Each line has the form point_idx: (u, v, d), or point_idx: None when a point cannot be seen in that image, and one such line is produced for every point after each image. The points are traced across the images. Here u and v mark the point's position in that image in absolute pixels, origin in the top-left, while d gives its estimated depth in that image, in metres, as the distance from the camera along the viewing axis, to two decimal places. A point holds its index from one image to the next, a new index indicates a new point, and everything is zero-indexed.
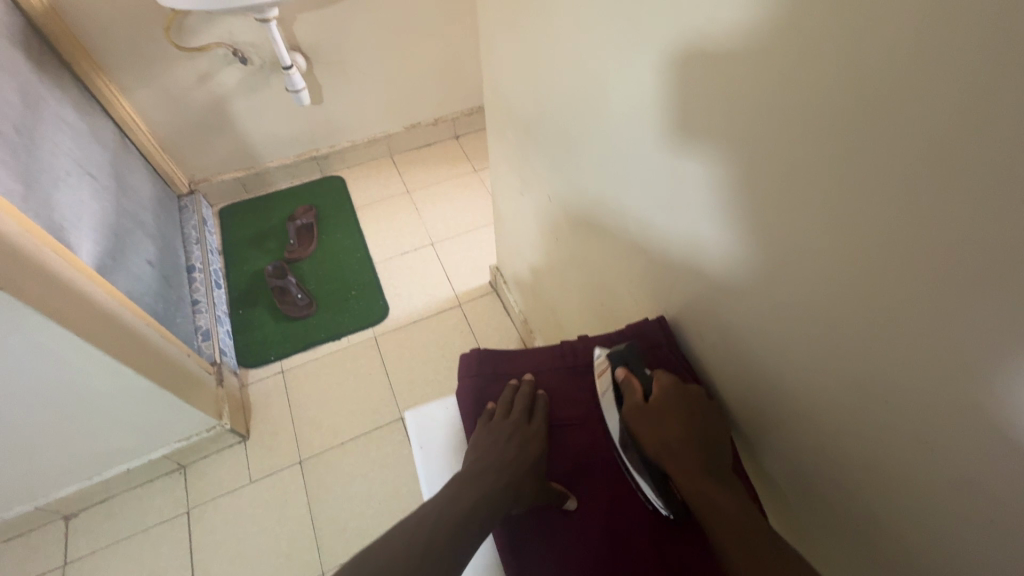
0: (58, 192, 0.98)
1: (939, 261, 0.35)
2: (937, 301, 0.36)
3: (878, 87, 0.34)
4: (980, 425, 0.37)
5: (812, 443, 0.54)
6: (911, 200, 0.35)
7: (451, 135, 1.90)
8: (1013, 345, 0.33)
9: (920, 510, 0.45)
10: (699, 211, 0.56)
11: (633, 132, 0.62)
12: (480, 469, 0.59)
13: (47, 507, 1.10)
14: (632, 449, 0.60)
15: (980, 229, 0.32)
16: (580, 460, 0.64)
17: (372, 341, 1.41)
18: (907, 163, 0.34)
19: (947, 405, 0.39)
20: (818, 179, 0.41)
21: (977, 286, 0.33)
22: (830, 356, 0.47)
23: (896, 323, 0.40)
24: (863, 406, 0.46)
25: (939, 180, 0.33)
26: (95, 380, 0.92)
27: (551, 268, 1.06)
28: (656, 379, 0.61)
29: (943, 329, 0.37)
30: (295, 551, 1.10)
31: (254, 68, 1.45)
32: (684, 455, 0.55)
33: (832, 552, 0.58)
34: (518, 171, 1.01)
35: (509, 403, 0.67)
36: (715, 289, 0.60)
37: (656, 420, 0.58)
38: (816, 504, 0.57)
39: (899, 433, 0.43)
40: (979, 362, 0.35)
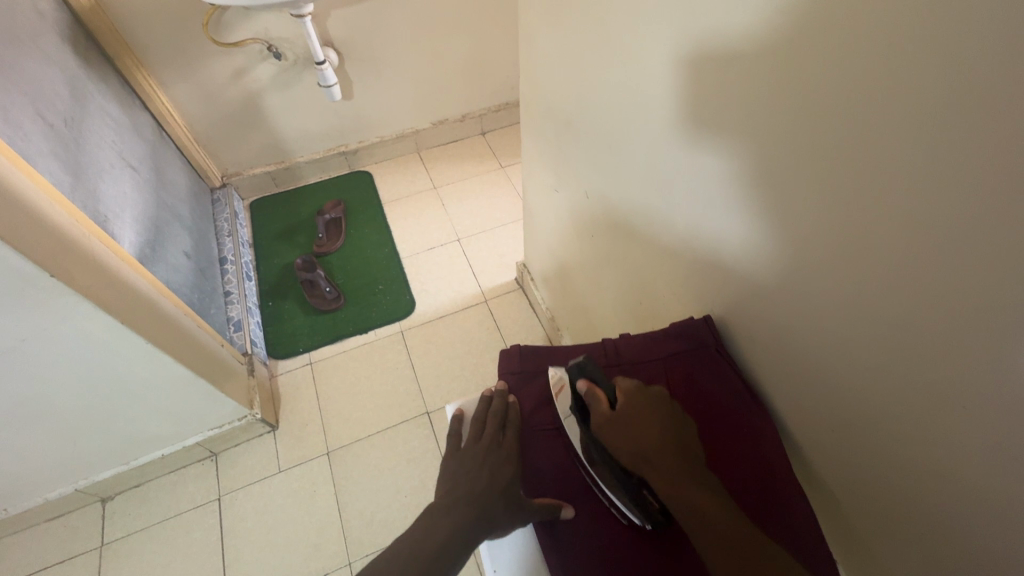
0: (102, 183, 1.01)
1: (1004, 266, 0.33)
2: (1005, 307, 0.34)
3: (941, 85, 0.33)
4: None
5: (864, 450, 0.52)
6: (974, 201, 0.34)
7: (478, 132, 1.90)
8: None
9: (985, 515, 0.43)
10: (743, 211, 0.55)
11: (673, 129, 0.60)
12: (453, 500, 0.57)
13: (87, 489, 1.13)
14: (600, 463, 0.59)
15: None
16: (559, 475, 0.63)
17: (399, 335, 1.42)
18: (970, 163, 0.33)
19: (1013, 413, 0.37)
20: (874, 181, 0.40)
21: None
22: (883, 364, 0.45)
23: (959, 327, 0.38)
24: (926, 411, 0.43)
25: (1004, 180, 0.31)
26: (135, 367, 0.94)
27: (582, 265, 1.05)
28: (618, 388, 0.61)
29: (1011, 337, 0.35)
30: (323, 541, 1.12)
31: (288, 63, 1.47)
32: (659, 462, 0.54)
33: (894, 553, 0.56)
34: (554, 168, 1.01)
35: (482, 421, 0.66)
36: (757, 292, 0.58)
37: (626, 425, 0.57)
38: (872, 504, 0.55)
39: (971, 440, 0.41)
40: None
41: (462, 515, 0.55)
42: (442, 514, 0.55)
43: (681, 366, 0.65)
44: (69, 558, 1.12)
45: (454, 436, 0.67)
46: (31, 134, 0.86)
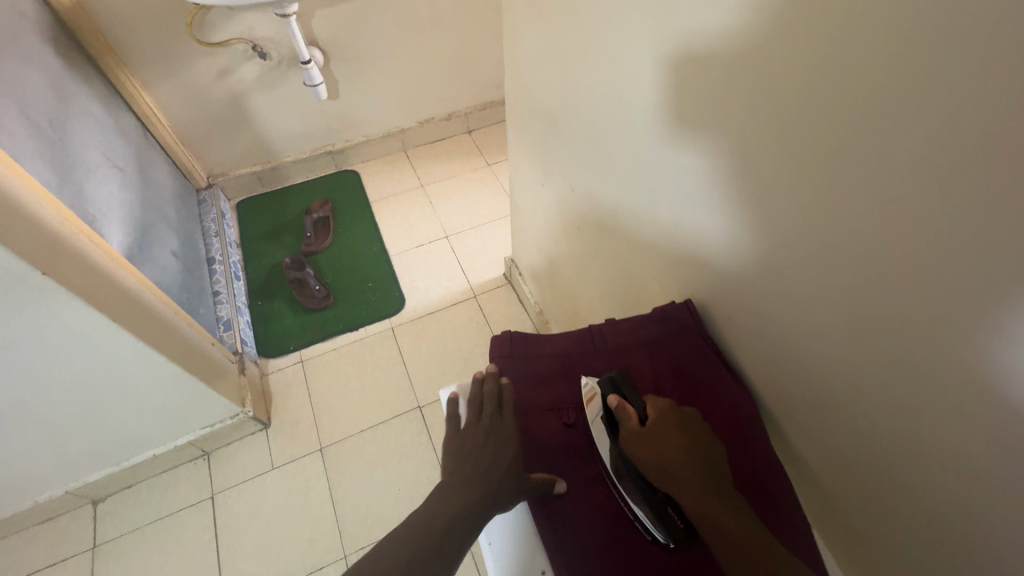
0: (89, 184, 1.01)
1: (950, 239, 0.37)
2: (951, 276, 0.38)
3: (895, 74, 0.36)
4: (992, 394, 0.39)
5: (836, 420, 0.55)
6: (924, 179, 0.37)
7: (464, 130, 1.92)
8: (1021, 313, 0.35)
9: (940, 475, 0.46)
10: (721, 197, 0.58)
11: (655, 122, 0.63)
12: (459, 479, 0.59)
13: (77, 491, 1.13)
14: (627, 478, 0.59)
15: (987, 206, 0.34)
16: (553, 451, 0.65)
17: (389, 332, 1.43)
18: (922, 145, 0.36)
19: (964, 376, 0.40)
20: (846, 163, 0.42)
21: (1002, 262, 0.34)
22: (852, 335, 0.49)
23: (914, 299, 0.41)
24: (889, 377, 0.46)
25: (951, 160, 0.35)
26: (127, 365, 0.94)
27: (569, 258, 1.08)
28: (650, 404, 0.60)
29: (960, 304, 0.38)
30: (318, 535, 1.13)
31: (273, 63, 1.47)
32: (686, 482, 0.54)
33: (861, 521, 0.59)
34: (539, 164, 1.03)
35: (479, 402, 0.67)
36: (734, 274, 0.61)
37: (656, 443, 0.56)
38: (843, 474, 0.58)
39: (928, 403, 0.44)
40: (1007, 339, 0.36)
41: (470, 494, 0.57)
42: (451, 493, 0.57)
43: (667, 351, 0.68)
44: (61, 560, 1.11)
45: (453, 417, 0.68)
46: (16, 135, 0.86)
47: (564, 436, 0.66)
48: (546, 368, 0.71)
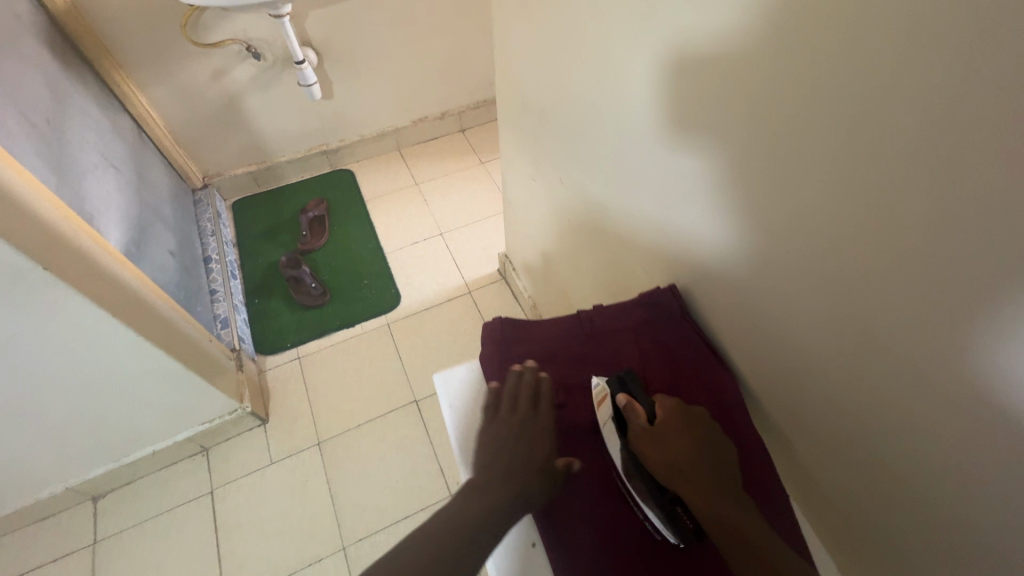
0: (87, 183, 1.03)
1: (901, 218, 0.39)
2: (904, 253, 0.40)
3: (851, 63, 0.38)
4: (945, 363, 0.41)
5: (811, 396, 0.57)
6: (877, 162, 0.39)
7: (457, 129, 1.94)
8: (968, 285, 0.37)
9: (902, 442, 0.48)
10: (699, 184, 0.60)
11: (639, 113, 0.65)
12: (492, 476, 0.56)
13: (77, 487, 1.14)
14: (637, 478, 0.58)
15: (932, 185, 0.36)
16: None
17: (385, 328, 1.45)
18: (875, 129, 0.38)
19: (921, 348, 0.42)
20: (811, 149, 0.44)
21: (947, 238, 0.37)
22: (820, 311, 0.51)
23: (872, 275, 0.44)
24: (856, 350, 0.49)
25: (902, 143, 0.37)
26: (126, 361, 0.96)
27: (560, 250, 1.10)
28: (659, 403, 0.60)
29: (913, 279, 0.41)
30: (316, 528, 1.15)
31: (267, 64, 1.49)
32: (695, 482, 0.54)
33: (833, 491, 0.62)
34: (530, 159, 1.05)
35: (515, 395, 0.64)
36: (713, 258, 0.63)
37: (665, 442, 0.57)
38: (819, 445, 0.60)
39: (891, 376, 0.46)
40: (951, 309, 0.39)
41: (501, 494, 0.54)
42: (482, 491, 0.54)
43: (652, 331, 0.69)
44: (62, 556, 1.13)
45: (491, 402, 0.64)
46: (15, 134, 0.88)
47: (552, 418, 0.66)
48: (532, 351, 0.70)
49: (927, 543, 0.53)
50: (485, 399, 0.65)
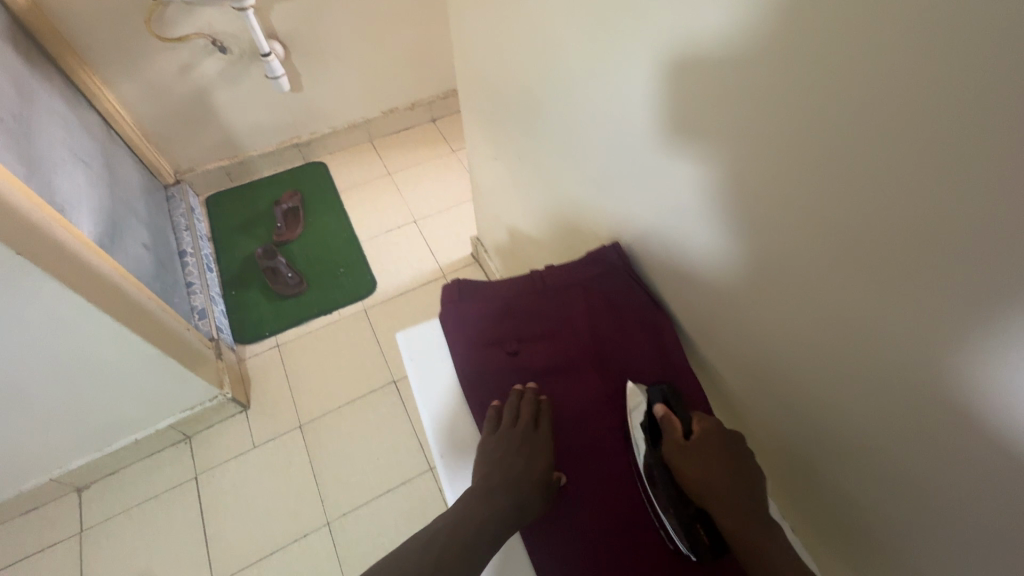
0: (57, 177, 1.04)
1: (789, 159, 0.45)
2: (791, 191, 0.46)
3: (742, 21, 0.43)
4: (825, 286, 0.47)
5: (733, 331, 0.63)
6: (768, 109, 0.45)
7: (429, 119, 1.97)
8: (839, 214, 0.43)
9: (803, 360, 0.55)
10: (635, 144, 0.65)
11: (583, 83, 0.70)
12: (490, 485, 0.60)
13: (61, 478, 1.16)
14: (660, 488, 0.60)
15: (810, 126, 0.42)
16: (499, 382, 0.71)
17: (362, 314, 1.48)
18: (763, 80, 0.44)
19: (811, 275, 0.48)
20: (718, 103, 0.49)
21: (821, 173, 0.43)
22: (733, 249, 0.57)
23: (771, 213, 0.49)
24: (762, 280, 0.55)
25: (785, 91, 0.42)
26: (105, 348, 0.98)
27: (525, 226, 1.14)
28: (697, 419, 0.61)
29: (801, 213, 0.46)
30: (301, 506, 1.18)
31: (234, 57, 1.50)
32: (729, 503, 0.55)
33: (758, 421, 0.68)
34: (492, 139, 1.10)
35: (515, 413, 0.67)
36: (648, 214, 0.69)
37: (698, 460, 0.57)
38: (745, 377, 0.66)
39: (792, 302, 0.52)
40: (828, 233, 0.45)
41: (499, 501, 0.59)
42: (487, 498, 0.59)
43: (601, 289, 0.72)
44: (49, 546, 1.15)
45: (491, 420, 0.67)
46: None
47: (506, 366, 0.72)
48: (490, 310, 0.74)
49: (844, 463, 0.57)
50: (486, 417, 0.68)
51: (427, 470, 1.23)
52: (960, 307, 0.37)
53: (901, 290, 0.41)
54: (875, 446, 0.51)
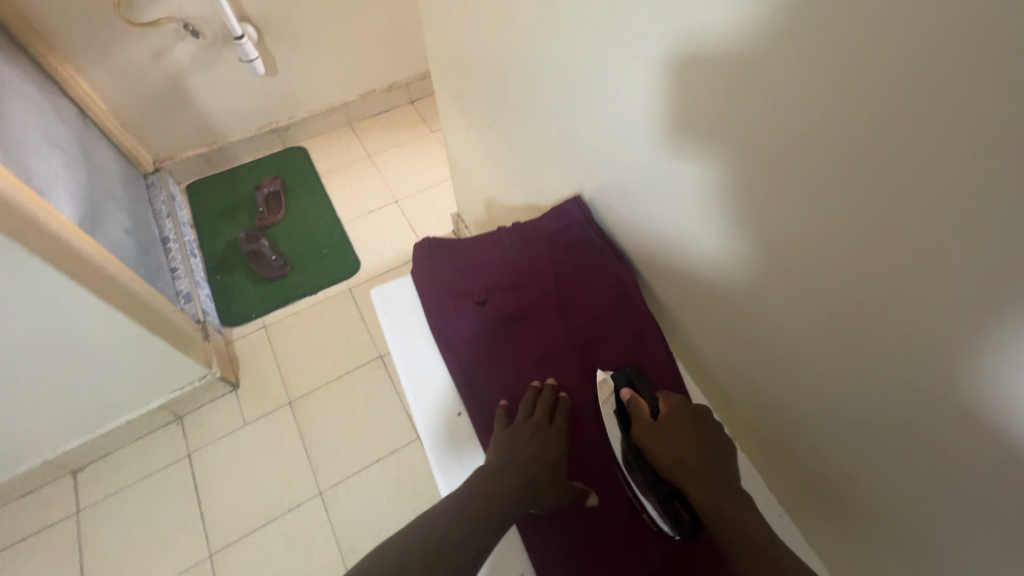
0: (33, 162, 1.05)
1: (733, 98, 0.48)
2: (736, 128, 0.50)
3: None
4: (768, 215, 0.52)
5: (685, 267, 0.69)
6: (710, 51, 0.48)
7: (407, 101, 1.98)
8: (776, 145, 0.47)
9: (743, 285, 0.60)
10: (596, 99, 0.68)
11: (545, 43, 0.73)
12: (499, 465, 0.61)
13: (55, 460, 1.18)
14: (637, 470, 0.64)
15: (748, 62, 0.45)
16: (470, 331, 0.74)
17: (347, 293, 1.51)
18: (704, 23, 0.47)
19: (755, 208, 0.52)
20: (668, 49, 0.53)
21: (760, 108, 0.46)
22: (688, 189, 0.60)
23: (720, 152, 0.53)
24: (711, 214, 0.59)
25: (723, 31, 0.46)
26: (93, 330, 1.00)
27: (500, 196, 1.17)
28: (662, 399, 0.65)
29: (746, 149, 0.50)
30: (294, 478, 1.21)
31: (207, 42, 1.50)
32: (698, 478, 0.58)
33: (710, 352, 0.74)
34: (464, 111, 1.12)
35: (531, 405, 0.68)
36: (612, 167, 0.73)
37: (666, 436, 0.61)
38: (696, 311, 0.72)
39: (738, 232, 0.57)
40: (768, 164, 0.48)
41: (504, 480, 0.60)
42: (495, 475, 0.60)
43: (563, 238, 0.76)
44: (47, 526, 1.18)
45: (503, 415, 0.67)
46: None
47: (473, 314, 0.74)
48: (459, 265, 0.78)
49: (786, 386, 0.62)
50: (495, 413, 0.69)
51: (415, 439, 1.27)
52: (877, 216, 0.41)
53: (829, 212, 0.45)
54: (802, 356, 0.57)
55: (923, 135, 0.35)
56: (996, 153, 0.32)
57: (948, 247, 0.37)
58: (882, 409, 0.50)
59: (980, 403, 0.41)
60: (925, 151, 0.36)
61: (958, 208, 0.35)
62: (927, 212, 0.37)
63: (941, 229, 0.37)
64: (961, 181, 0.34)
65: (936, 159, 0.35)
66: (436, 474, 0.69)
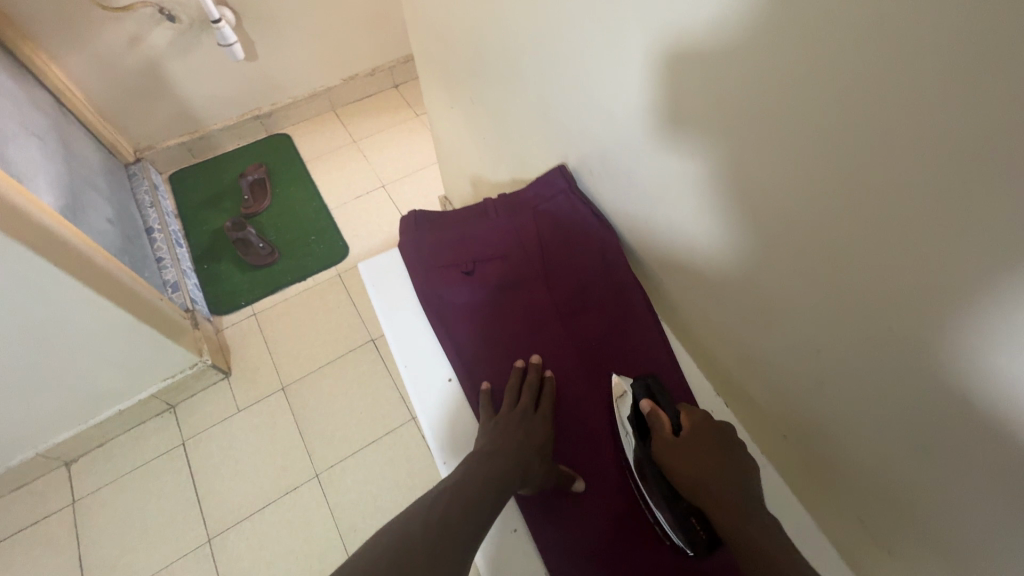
0: (10, 150, 1.04)
1: (708, 60, 0.49)
2: (711, 89, 0.51)
3: None
4: (744, 177, 0.53)
5: (666, 227, 0.70)
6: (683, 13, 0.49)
7: (391, 85, 1.97)
8: (751, 104, 0.48)
9: (722, 243, 0.61)
10: (573, 67, 0.69)
11: (522, 13, 0.73)
12: (488, 450, 0.61)
13: (48, 452, 1.18)
14: (653, 485, 0.60)
15: (721, 21, 0.46)
16: (460, 299, 0.75)
17: (336, 279, 1.50)
18: None
19: (732, 169, 0.54)
20: (644, 13, 0.53)
21: (733, 68, 0.47)
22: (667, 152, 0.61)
23: (696, 115, 0.54)
24: (689, 175, 0.60)
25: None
26: (80, 318, 0.99)
27: (485, 175, 1.17)
28: (686, 415, 0.61)
29: (723, 112, 0.51)
30: (290, 462, 1.22)
31: (184, 26, 1.47)
32: (724, 500, 0.53)
33: (693, 314, 0.75)
34: (446, 89, 1.12)
35: (517, 392, 0.68)
36: (592, 135, 0.73)
37: (688, 454, 0.57)
38: (678, 273, 0.73)
39: (716, 194, 0.58)
40: (744, 124, 0.49)
41: (496, 465, 0.59)
42: (485, 461, 0.59)
43: (548, 209, 0.76)
44: (43, 518, 1.18)
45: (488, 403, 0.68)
46: None
47: (461, 284, 0.75)
48: (446, 236, 0.78)
49: (776, 352, 0.62)
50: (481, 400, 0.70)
51: (410, 419, 1.28)
52: (847, 167, 0.42)
53: (801, 167, 0.46)
54: (778, 308, 0.58)
55: (890, 82, 0.36)
56: (959, 94, 0.33)
57: (917, 193, 0.38)
58: (867, 369, 0.50)
59: (956, 352, 0.42)
60: (892, 99, 0.37)
61: (920, 156, 0.37)
62: (894, 161, 0.39)
63: (914, 175, 0.38)
64: (928, 125, 0.35)
65: (908, 105, 0.36)
66: (434, 453, 0.70)
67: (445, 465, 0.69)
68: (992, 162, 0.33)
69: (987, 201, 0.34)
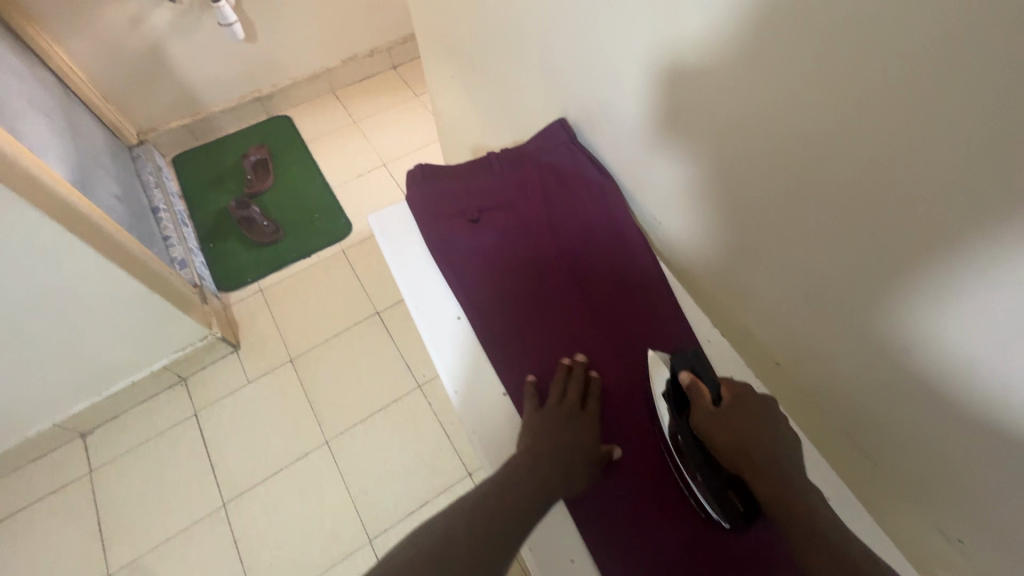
0: (21, 126, 1.06)
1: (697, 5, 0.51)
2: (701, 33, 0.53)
3: None
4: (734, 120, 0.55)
5: (665, 171, 0.69)
6: None
7: (389, 66, 1.98)
8: (738, 45, 0.50)
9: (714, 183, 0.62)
10: (567, 22, 0.70)
11: None
12: (533, 451, 0.61)
13: (64, 423, 1.21)
14: (690, 455, 0.61)
15: None
16: (466, 245, 0.79)
17: (340, 255, 1.53)
18: None
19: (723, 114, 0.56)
20: None
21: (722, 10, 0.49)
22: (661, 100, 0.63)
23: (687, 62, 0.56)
24: (681, 121, 0.62)
25: None
26: (94, 288, 1.02)
27: (483, 144, 1.19)
28: (725, 386, 0.62)
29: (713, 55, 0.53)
30: (300, 430, 1.25)
31: (184, 7, 1.48)
32: (767, 470, 0.55)
33: (695, 263, 0.75)
34: (445, 57, 1.13)
35: (563, 389, 0.68)
36: (587, 89, 0.75)
37: (731, 426, 0.58)
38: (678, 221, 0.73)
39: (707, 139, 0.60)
40: (732, 66, 0.52)
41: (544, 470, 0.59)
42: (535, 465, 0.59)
43: (549, 160, 0.81)
44: (62, 486, 1.21)
45: (534, 397, 0.68)
46: None
47: (469, 232, 0.80)
48: (452, 188, 0.83)
49: (767, 291, 0.64)
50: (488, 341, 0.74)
51: (416, 387, 1.31)
52: (829, 98, 0.45)
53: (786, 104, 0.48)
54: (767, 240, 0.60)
55: (868, 8, 0.38)
56: (929, 14, 0.35)
57: (894, 116, 0.40)
58: (848, 293, 0.53)
59: (942, 273, 0.43)
60: (869, 25, 0.39)
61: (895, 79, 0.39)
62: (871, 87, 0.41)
63: (891, 99, 0.40)
64: (902, 46, 0.38)
65: (891, 26, 0.38)
66: (445, 381, 0.72)
67: (456, 394, 0.71)
68: (968, 75, 0.35)
69: (965, 112, 0.36)
